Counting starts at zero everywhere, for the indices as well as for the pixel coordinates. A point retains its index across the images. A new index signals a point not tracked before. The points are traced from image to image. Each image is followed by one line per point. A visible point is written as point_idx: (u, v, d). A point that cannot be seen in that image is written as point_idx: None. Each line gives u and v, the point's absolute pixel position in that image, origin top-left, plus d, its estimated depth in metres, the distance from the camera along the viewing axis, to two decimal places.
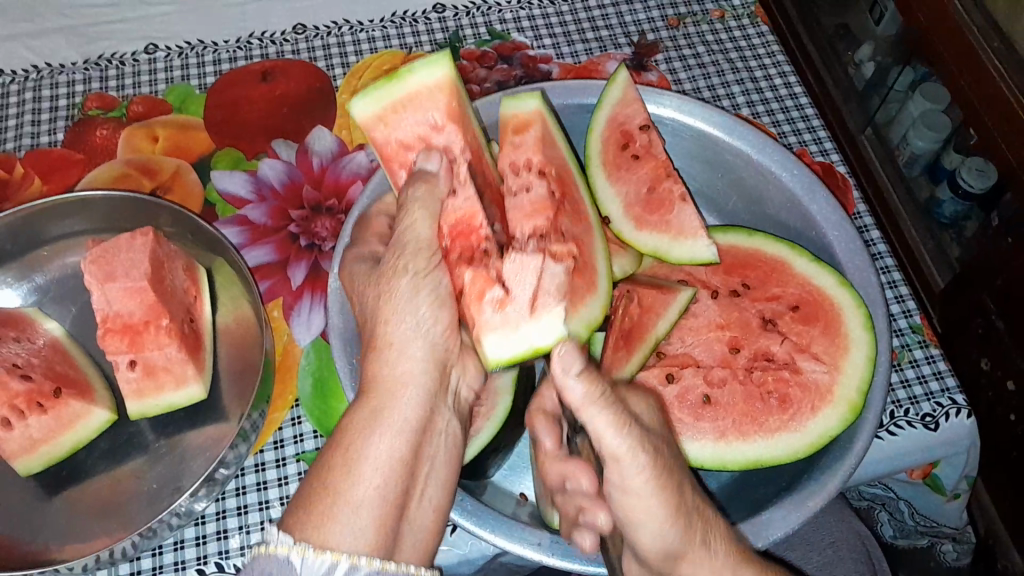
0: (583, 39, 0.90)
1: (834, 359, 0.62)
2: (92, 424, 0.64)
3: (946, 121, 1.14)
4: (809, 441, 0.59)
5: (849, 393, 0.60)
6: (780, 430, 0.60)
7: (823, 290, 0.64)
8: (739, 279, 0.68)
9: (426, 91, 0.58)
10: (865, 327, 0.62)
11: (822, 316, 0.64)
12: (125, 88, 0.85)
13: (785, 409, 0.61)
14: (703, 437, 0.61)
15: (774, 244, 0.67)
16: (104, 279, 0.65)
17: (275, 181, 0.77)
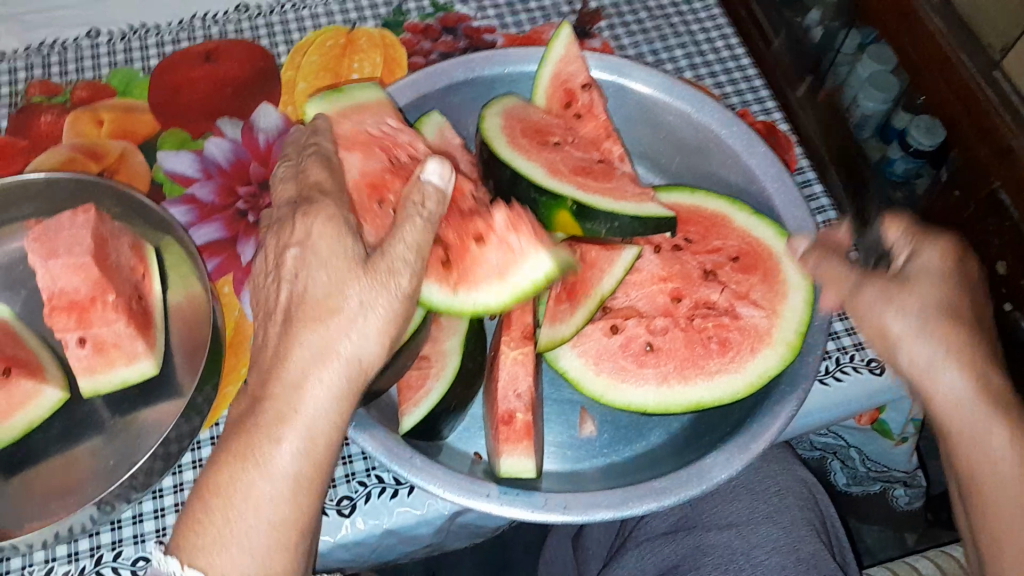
0: (526, 8, 0.91)
1: (773, 304, 0.64)
2: (44, 403, 0.64)
3: (892, 81, 1.11)
4: (747, 381, 0.60)
5: (790, 334, 0.61)
6: (720, 372, 0.62)
7: (763, 242, 0.66)
8: (681, 234, 0.68)
9: (375, 103, 0.66)
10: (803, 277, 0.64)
11: (761, 266, 0.66)
12: (69, 74, 0.84)
13: (727, 352, 0.63)
14: (647, 381, 0.62)
15: (712, 200, 0.68)
16: (47, 254, 0.65)
17: (222, 160, 0.78)
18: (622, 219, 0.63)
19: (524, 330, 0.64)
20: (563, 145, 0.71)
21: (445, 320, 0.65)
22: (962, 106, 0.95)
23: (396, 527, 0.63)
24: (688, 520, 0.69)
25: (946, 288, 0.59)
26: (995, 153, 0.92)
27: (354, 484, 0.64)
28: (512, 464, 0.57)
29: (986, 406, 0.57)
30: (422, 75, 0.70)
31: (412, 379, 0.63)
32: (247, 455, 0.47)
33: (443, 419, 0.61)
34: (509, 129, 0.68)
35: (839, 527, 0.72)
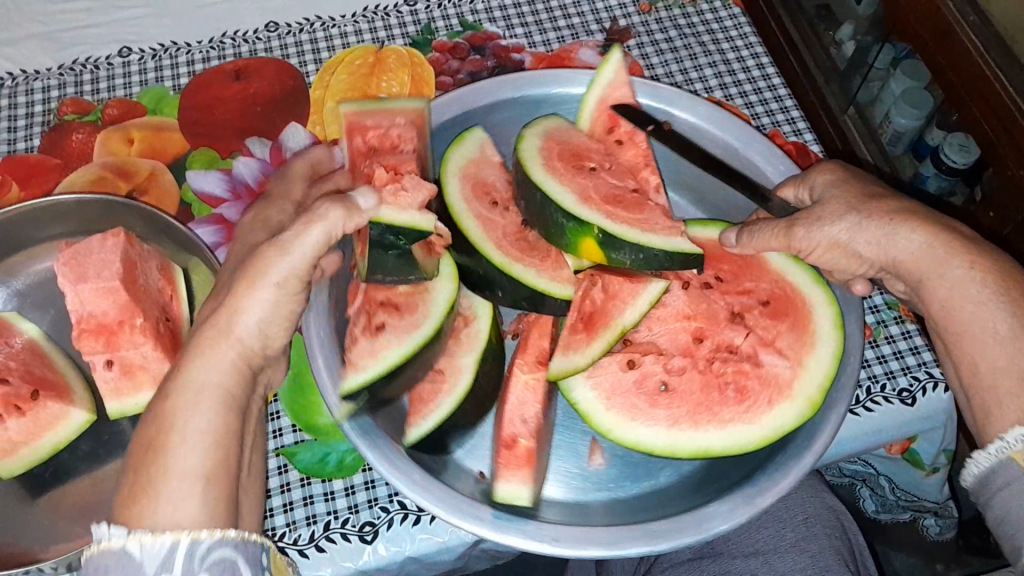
0: (555, 27, 0.90)
1: (797, 355, 0.62)
2: (72, 424, 0.64)
3: (927, 98, 1.11)
4: (761, 434, 0.59)
5: (813, 388, 0.60)
6: (733, 421, 0.61)
7: (797, 286, 0.65)
8: (713, 272, 0.68)
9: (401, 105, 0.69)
10: (835, 328, 0.62)
11: (792, 313, 0.65)
12: (100, 93, 0.85)
13: (744, 401, 0.61)
14: (657, 420, 0.61)
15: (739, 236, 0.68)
16: (75, 278, 0.65)
17: (250, 180, 0.78)
18: (645, 253, 0.63)
19: (539, 355, 0.66)
20: (598, 170, 0.70)
21: (466, 337, 0.64)
22: (997, 121, 0.92)
23: (418, 554, 0.63)
24: (714, 546, 0.68)
25: (846, 189, 0.61)
26: None
27: (376, 510, 0.64)
28: (508, 491, 0.57)
29: (945, 248, 0.56)
30: (468, 90, 0.71)
31: (424, 392, 0.62)
32: (161, 419, 0.50)
33: (449, 433, 0.60)
34: (546, 151, 0.68)
35: (867, 556, 0.71)
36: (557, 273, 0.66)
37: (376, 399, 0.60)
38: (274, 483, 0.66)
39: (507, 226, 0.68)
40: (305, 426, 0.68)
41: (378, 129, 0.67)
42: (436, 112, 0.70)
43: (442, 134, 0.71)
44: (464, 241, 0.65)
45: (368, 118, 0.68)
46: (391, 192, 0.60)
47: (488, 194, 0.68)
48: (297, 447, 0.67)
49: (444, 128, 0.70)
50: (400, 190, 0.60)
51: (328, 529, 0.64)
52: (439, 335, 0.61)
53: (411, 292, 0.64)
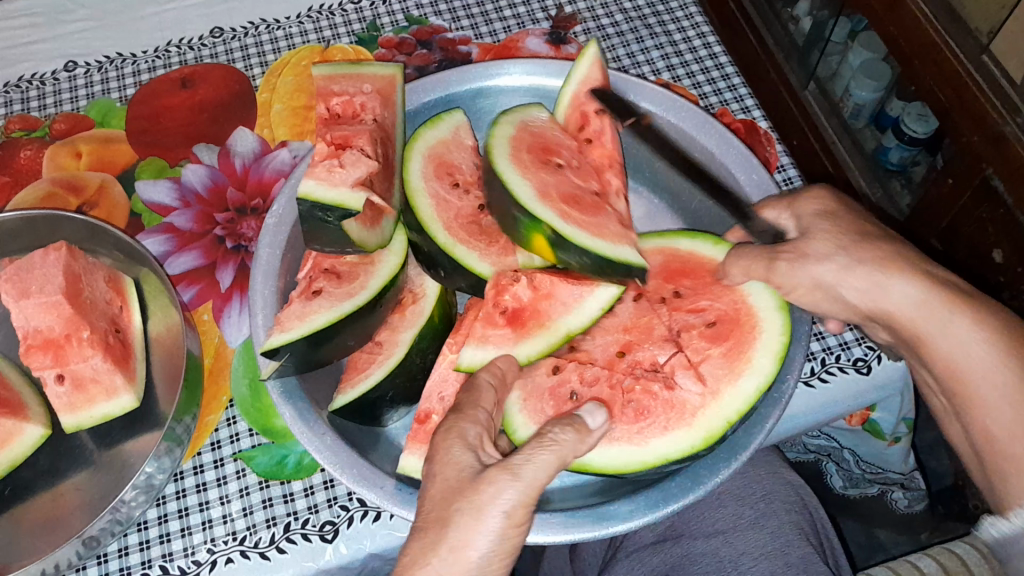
0: (501, 17, 0.90)
1: (717, 384, 0.60)
2: (26, 441, 0.64)
3: (884, 68, 1.10)
4: (645, 459, 0.57)
5: (713, 421, 0.58)
6: (620, 440, 0.59)
7: (753, 310, 0.63)
8: (672, 286, 0.66)
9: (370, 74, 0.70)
10: (775, 360, 0.60)
11: (733, 336, 0.62)
12: (47, 108, 0.85)
13: (639, 421, 0.59)
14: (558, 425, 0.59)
15: (710, 246, 0.66)
16: (19, 295, 0.64)
17: (198, 186, 0.78)
18: (592, 258, 0.61)
19: (470, 336, 0.64)
20: (564, 168, 0.69)
21: (410, 312, 0.64)
22: (951, 92, 0.92)
23: (380, 551, 0.63)
24: (675, 529, 0.69)
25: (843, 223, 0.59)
26: (988, 139, 0.89)
27: (336, 509, 0.64)
28: (410, 464, 0.58)
29: (944, 301, 0.53)
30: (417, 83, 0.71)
31: (359, 360, 0.64)
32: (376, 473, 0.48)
33: (381, 406, 0.60)
34: (517, 141, 0.67)
35: (829, 528, 0.71)
36: (502, 258, 0.66)
37: (306, 358, 0.59)
38: (233, 488, 0.66)
39: (464, 208, 0.68)
40: (262, 430, 0.68)
41: (343, 95, 0.68)
42: (415, 92, 0.71)
43: (423, 114, 0.72)
44: (413, 217, 0.65)
45: (337, 84, 0.69)
46: (327, 167, 0.61)
47: (451, 175, 0.69)
48: (255, 450, 0.67)
49: (427, 107, 0.72)
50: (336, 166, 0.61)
51: (288, 530, 0.64)
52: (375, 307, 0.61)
53: (357, 263, 0.64)
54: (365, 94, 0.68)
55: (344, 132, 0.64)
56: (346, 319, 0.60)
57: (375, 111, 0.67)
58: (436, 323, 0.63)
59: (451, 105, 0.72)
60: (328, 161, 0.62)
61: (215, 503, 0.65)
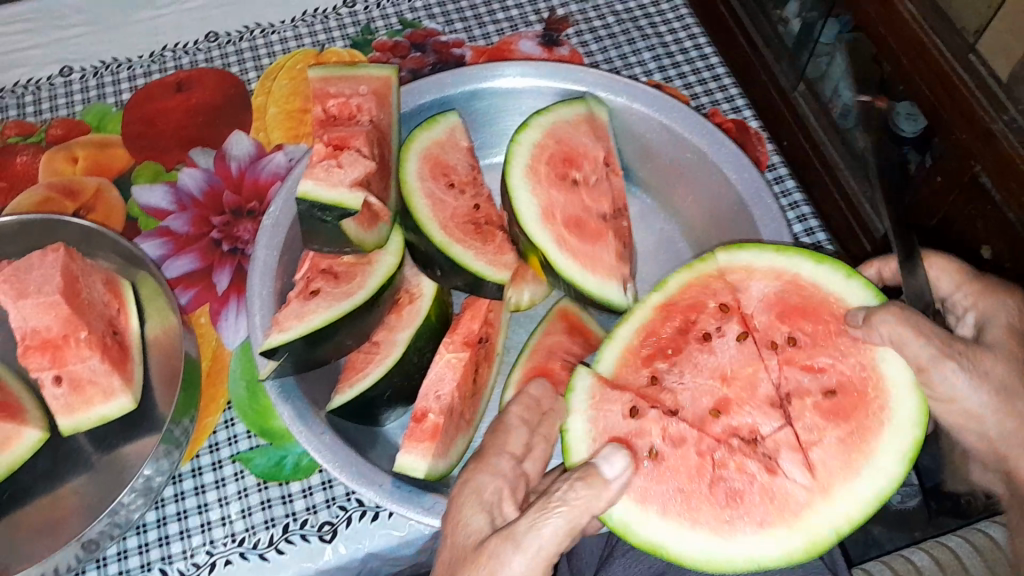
0: (494, 20, 0.91)
1: (830, 476, 0.50)
2: (25, 443, 0.64)
3: None
4: (728, 557, 0.50)
5: (819, 527, 0.49)
6: (703, 524, 0.51)
7: (888, 381, 0.51)
8: (789, 329, 0.55)
9: (366, 75, 0.70)
10: (902, 462, 0.50)
11: (855, 417, 0.52)
12: (44, 113, 0.85)
13: (729, 507, 0.51)
14: (633, 490, 0.52)
15: (835, 276, 0.55)
16: (16, 295, 0.64)
17: (194, 190, 0.78)
18: (576, 291, 0.63)
19: (467, 336, 0.64)
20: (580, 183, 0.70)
21: (407, 312, 0.65)
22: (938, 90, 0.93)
23: (378, 550, 0.64)
24: None
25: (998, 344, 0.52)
26: (975, 137, 0.90)
27: (335, 509, 0.65)
28: (407, 462, 0.57)
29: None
30: (415, 84, 0.72)
31: (357, 360, 0.64)
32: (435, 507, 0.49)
33: (378, 405, 0.61)
34: (540, 149, 0.69)
35: None
36: (497, 257, 0.66)
37: (303, 358, 0.60)
38: (232, 490, 0.66)
39: (459, 208, 0.69)
40: (260, 431, 0.68)
41: (340, 97, 0.69)
42: (412, 93, 0.72)
43: (418, 115, 0.72)
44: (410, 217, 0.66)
45: (333, 86, 0.70)
46: (327, 166, 0.62)
47: (446, 175, 0.69)
48: (253, 452, 0.68)
49: (422, 109, 0.72)
50: (336, 165, 0.62)
51: (287, 531, 0.64)
52: (371, 306, 0.62)
53: (354, 263, 0.65)
54: (361, 96, 0.68)
55: (341, 133, 0.65)
56: (345, 319, 0.61)
57: (371, 113, 0.68)
58: (434, 321, 0.64)
59: (447, 107, 0.73)
60: (328, 161, 0.63)
61: (214, 505, 0.66)
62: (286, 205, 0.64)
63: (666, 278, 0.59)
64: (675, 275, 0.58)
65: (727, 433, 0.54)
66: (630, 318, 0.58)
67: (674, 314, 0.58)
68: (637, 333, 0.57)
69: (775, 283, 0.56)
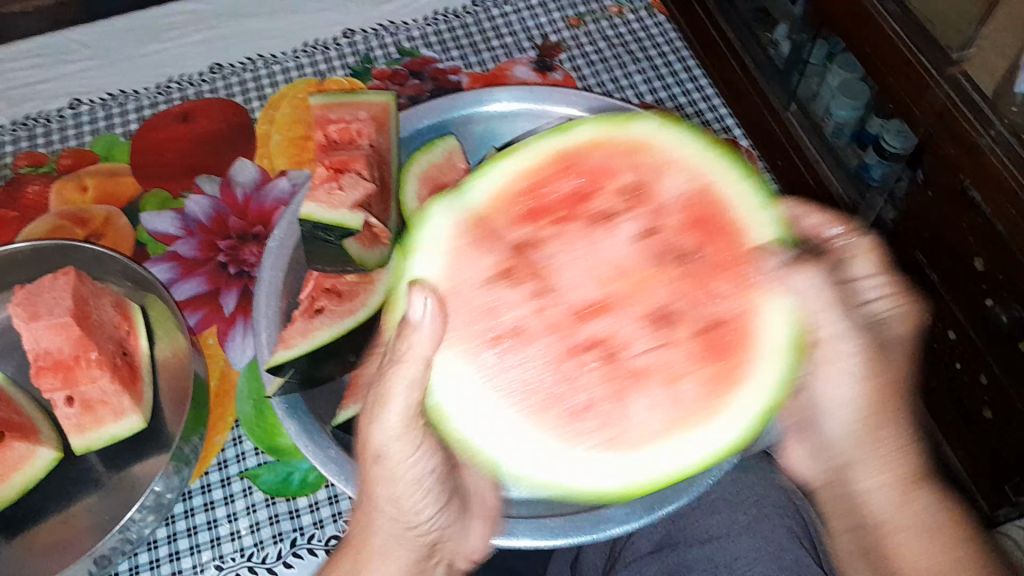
0: (489, 47, 0.93)
1: (693, 409, 0.48)
2: (39, 463, 0.66)
3: (864, 88, 1.13)
4: (565, 485, 0.47)
5: (668, 462, 0.47)
6: (530, 436, 0.48)
7: (759, 326, 0.49)
8: (697, 241, 0.50)
9: (365, 102, 0.74)
10: (751, 422, 0.48)
11: (727, 354, 0.48)
12: (53, 144, 0.88)
13: (557, 421, 0.48)
14: (481, 370, 0.48)
15: (734, 173, 0.51)
16: (29, 318, 0.66)
17: (201, 216, 0.81)
18: None
19: None
20: None
21: None
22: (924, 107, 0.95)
23: None
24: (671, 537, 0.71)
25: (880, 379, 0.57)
26: (964, 152, 0.91)
27: (341, 523, 0.67)
28: None
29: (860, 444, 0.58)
30: (413, 110, 0.74)
31: None
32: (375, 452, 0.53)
33: None
34: None
35: None
36: None
37: (309, 374, 0.62)
38: (240, 506, 0.68)
39: None
40: (267, 448, 0.70)
41: (340, 122, 0.72)
42: (410, 119, 0.74)
43: (415, 139, 0.74)
44: None
45: (333, 112, 0.74)
46: (327, 190, 0.66)
47: None
48: (261, 468, 0.69)
49: (420, 133, 0.74)
50: (335, 190, 0.66)
51: (294, 545, 0.66)
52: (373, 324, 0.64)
53: (357, 282, 0.68)
54: (361, 121, 0.71)
55: (342, 156, 0.68)
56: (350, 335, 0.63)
57: (370, 138, 0.70)
58: None
59: (444, 131, 0.74)
60: (329, 184, 0.66)
61: (223, 521, 0.67)
62: (290, 226, 0.66)
63: (571, 126, 0.53)
64: (583, 125, 0.53)
65: (586, 342, 0.49)
66: (516, 157, 0.52)
67: (572, 170, 0.52)
68: (519, 175, 0.51)
69: (687, 184, 0.51)
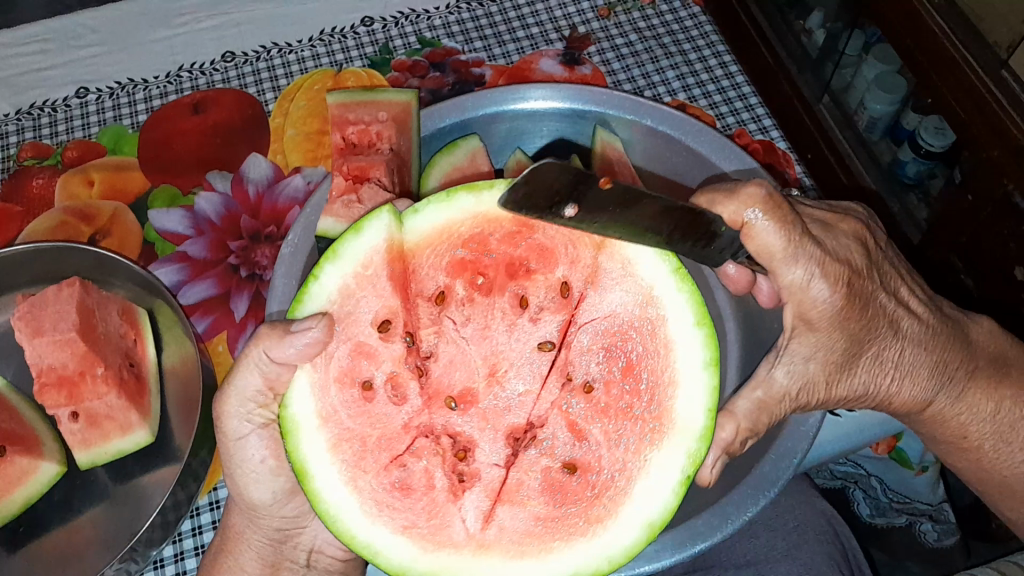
0: (514, 38, 0.89)
1: (537, 525, 0.49)
2: (40, 479, 0.63)
3: (901, 82, 1.04)
4: (360, 542, 0.48)
5: (451, 570, 0.48)
6: (364, 500, 0.49)
7: (643, 454, 0.49)
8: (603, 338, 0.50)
9: (387, 102, 0.71)
10: (570, 574, 0.48)
11: (574, 494, 0.50)
12: (59, 135, 0.84)
13: (398, 495, 0.49)
14: (326, 402, 0.49)
15: (694, 318, 0.49)
16: (32, 333, 0.64)
17: (212, 214, 0.77)
18: None
19: None
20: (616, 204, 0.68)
21: None
22: (970, 107, 0.87)
23: None
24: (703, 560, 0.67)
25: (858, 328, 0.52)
26: (1010, 155, 0.84)
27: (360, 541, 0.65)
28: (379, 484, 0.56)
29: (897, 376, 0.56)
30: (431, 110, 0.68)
31: None
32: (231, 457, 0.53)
33: None
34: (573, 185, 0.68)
35: (862, 559, 0.70)
36: None
37: None
38: None
39: None
40: None
41: (359, 124, 0.70)
42: (430, 117, 0.68)
43: (437, 139, 0.69)
44: None
45: (352, 112, 0.72)
46: (346, 203, 0.62)
47: None
48: None
49: (442, 132, 0.69)
50: (354, 202, 0.62)
51: None
52: None
53: None
54: (381, 123, 0.69)
55: (361, 163, 0.65)
56: None
57: (391, 139, 0.68)
58: None
59: (466, 130, 0.70)
60: (347, 197, 0.62)
61: None
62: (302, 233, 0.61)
63: None
64: None
65: (441, 428, 0.51)
66: (482, 196, 0.49)
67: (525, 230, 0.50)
68: (472, 220, 0.49)
69: (632, 312, 0.50)
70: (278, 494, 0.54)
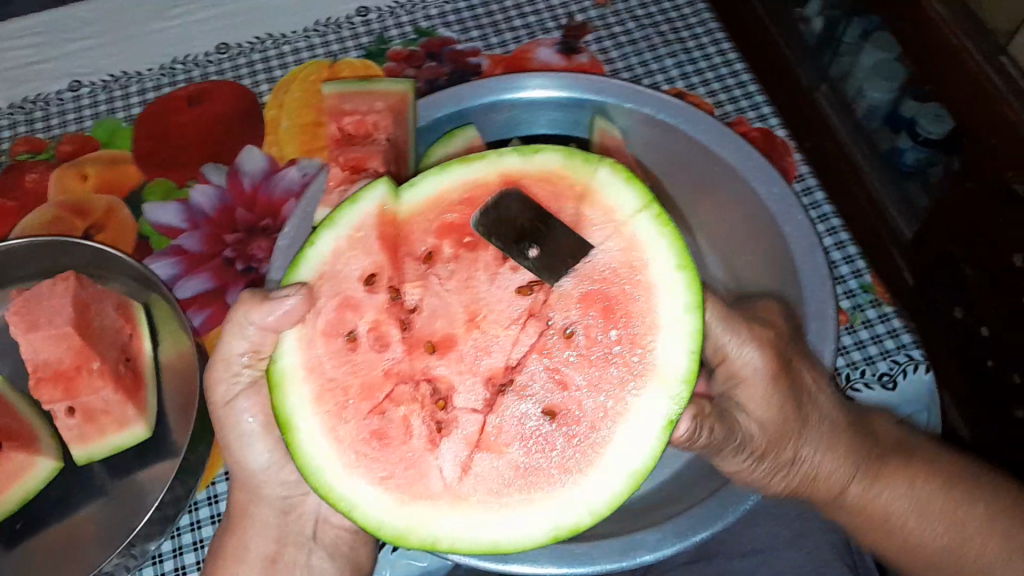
0: (511, 27, 0.89)
1: (516, 476, 0.47)
2: (39, 474, 0.64)
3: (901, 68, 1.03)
4: (343, 495, 0.47)
5: (427, 523, 0.47)
6: (346, 447, 0.48)
7: (624, 401, 0.46)
8: (592, 283, 0.48)
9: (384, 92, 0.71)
10: (550, 530, 0.46)
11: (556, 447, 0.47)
12: (53, 129, 0.83)
13: (376, 443, 0.48)
14: (313, 353, 0.49)
15: (678, 259, 0.47)
16: (27, 328, 0.64)
17: (207, 207, 0.77)
18: None
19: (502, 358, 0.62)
20: None
21: None
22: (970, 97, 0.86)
23: None
24: (707, 550, 0.67)
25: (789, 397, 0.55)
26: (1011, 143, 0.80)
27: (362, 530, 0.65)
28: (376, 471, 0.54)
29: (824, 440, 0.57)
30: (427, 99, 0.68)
31: None
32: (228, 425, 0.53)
33: None
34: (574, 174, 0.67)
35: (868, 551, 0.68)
36: None
37: None
38: None
39: None
40: None
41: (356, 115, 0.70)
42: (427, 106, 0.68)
43: (432, 130, 0.68)
44: None
45: (348, 102, 0.71)
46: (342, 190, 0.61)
47: None
48: None
49: (437, 124, 0.68)
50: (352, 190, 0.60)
51: None
52: None
53: None
54: (376, 113, 0.68)
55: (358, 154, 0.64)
56: None
57: (388, 130, 0.67)
58: None
59: (463, 120, 0.69)
60: (344, 187, 0.61)
61: None
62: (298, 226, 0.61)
63: (539, 149, 0.50)
64: (550, 152, 0.50)
65: (421, 374, 0.49)
66: (472, 166, 0.51)
67: None
68: (461, 186, 0.50)
69: (617, 260, 0.48)
70: (276, 456, 0.54)
